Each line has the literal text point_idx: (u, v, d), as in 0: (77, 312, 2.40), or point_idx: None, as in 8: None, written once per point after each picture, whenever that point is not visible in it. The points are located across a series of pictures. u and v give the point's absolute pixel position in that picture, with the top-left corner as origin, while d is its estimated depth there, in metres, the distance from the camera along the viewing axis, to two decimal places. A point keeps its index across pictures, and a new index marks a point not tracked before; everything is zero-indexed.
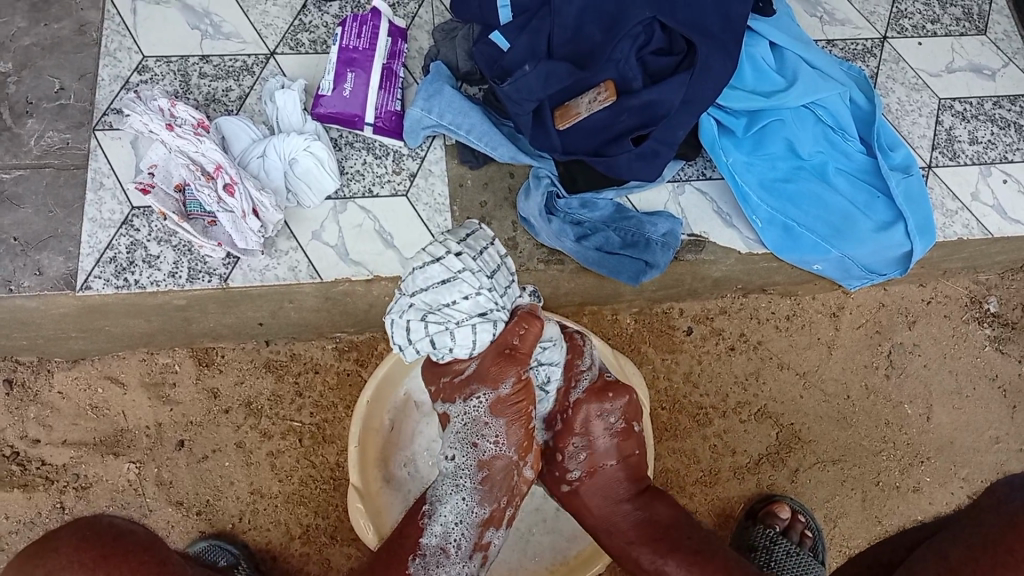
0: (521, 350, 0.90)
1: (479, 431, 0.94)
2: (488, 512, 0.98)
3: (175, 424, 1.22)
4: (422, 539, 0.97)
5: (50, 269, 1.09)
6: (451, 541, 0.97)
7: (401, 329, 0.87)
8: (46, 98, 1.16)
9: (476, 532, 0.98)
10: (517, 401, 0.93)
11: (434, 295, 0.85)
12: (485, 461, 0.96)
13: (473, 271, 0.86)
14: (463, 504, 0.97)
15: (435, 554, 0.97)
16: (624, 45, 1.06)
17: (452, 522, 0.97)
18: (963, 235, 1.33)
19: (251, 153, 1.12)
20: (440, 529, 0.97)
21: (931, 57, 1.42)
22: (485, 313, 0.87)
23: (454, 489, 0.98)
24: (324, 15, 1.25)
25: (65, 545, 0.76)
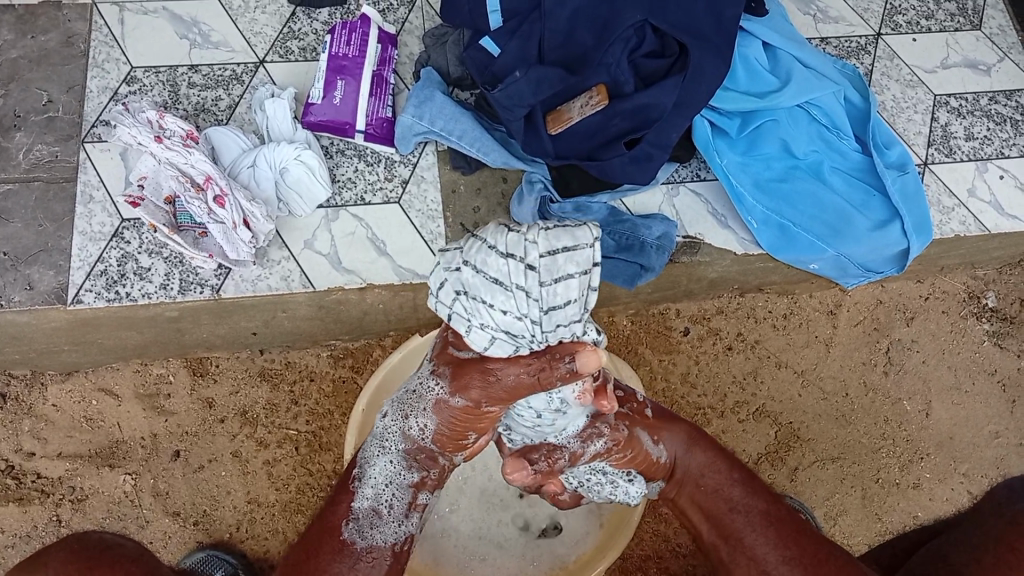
0: (500, 387, 0.77)
1: (415, 404, 0.84)
2: (419, 477, 0.87)
3: (171, 435, 1.21)
4: (354, 502, 0.85)
5: (40, 283, 1.08)
6: (384, 501, 0.85)
7: (434, 279, 0.74)
8: (34, 111, 1.15)
9: (410, 494, 0.86)
10: (466, 416, 0.82)
11: (481, 286, 0.71)
12: (411, 437, 0.86)
13: (528, 296, 0.70)
14: (396, 467, 0.87)
15: (366, 514, 0.84)
16: (616, 49, 1.06)
17: (382, 484, 0.86)
18: (960, 232, 1.32)
19: (241, 163, 1.12)
20: (372, 491, 0.85)
21: (926, 53, 1.41)
22: (514, 338, 0.73)
23: (384, 451, 0.87)
24: (313, 21, 1.24)
25: (55, 560, 0.73)
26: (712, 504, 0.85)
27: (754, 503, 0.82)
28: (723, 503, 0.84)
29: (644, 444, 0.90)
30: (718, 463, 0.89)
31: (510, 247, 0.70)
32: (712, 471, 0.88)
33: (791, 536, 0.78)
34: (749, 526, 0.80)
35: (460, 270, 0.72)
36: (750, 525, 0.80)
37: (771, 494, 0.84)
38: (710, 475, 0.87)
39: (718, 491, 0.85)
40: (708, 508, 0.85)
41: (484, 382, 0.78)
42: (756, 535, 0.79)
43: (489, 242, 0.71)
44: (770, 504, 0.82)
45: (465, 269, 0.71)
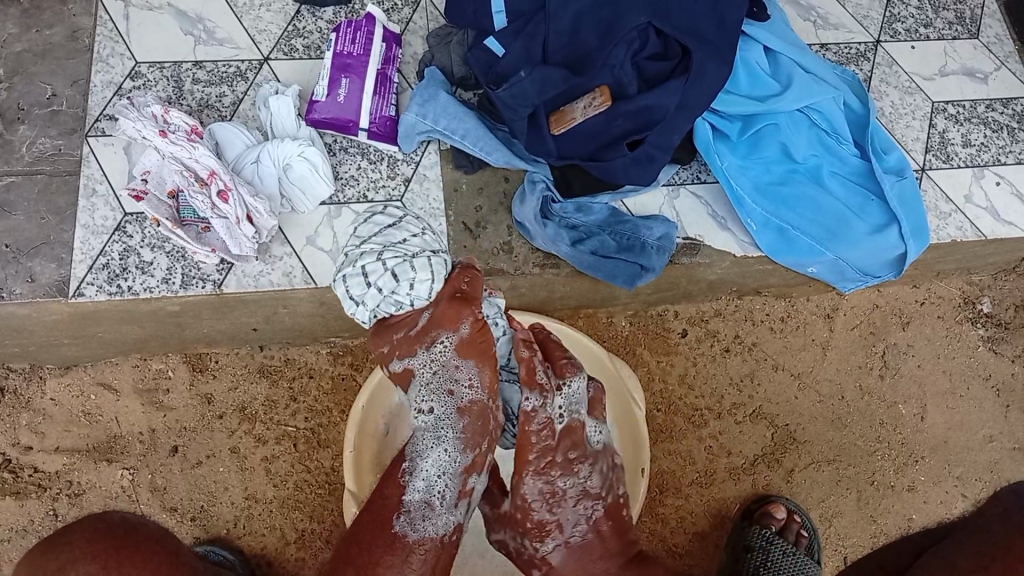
0: (472, 294, 0.96)
1: (448, 377, 0.95)
2: (469, 459, 0.95)
3: (169, 430, 1.21)
4: (405, 496, 0.92)
5: (42, 276, 1.08)
6: (435, 493, 0.92)
7: (356, 285, 0.95)
8: (38, 105, 1.15)
9: (461, 480, 0.95)
10: (480, 338, 0.95)
11: (381, 240, 0.98)
12: (462, 406, 0.95)
13: (414, 218, 1.02)
14: (445, 454, 0.94)
15: (418, 507, 0.91)
16: (619, 50, 1.06)
17: (435, 475, 0.93)
18: (956, 237, 1.34)
19: (244, 159, 1.12)
20: (424, 482, 0.93)
21: (924, 61, 1.42)
22: (430, 251, 0.98)
23: (433, 442, 0.94)
24: (318, 20, 1.25)
25: (80, 538, 0.74)
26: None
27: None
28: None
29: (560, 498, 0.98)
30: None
31: (379, 212, 1.04)
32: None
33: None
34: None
35: (361, 251, 0.97)
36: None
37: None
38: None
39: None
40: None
41: (461, 301, 0.95)
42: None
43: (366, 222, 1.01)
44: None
45: (363, 246, 0.98)
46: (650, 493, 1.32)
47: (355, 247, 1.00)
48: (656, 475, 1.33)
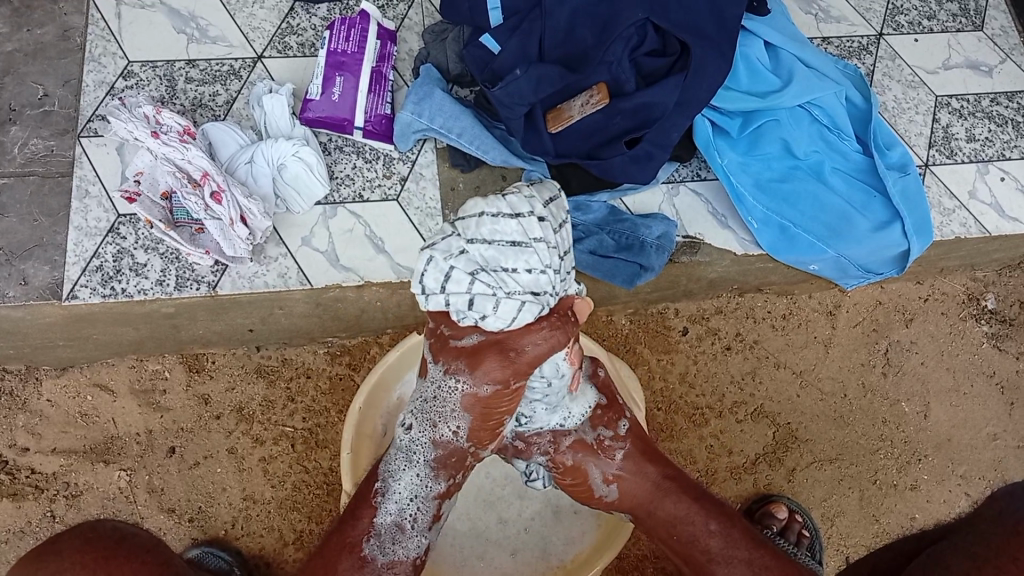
0: (523, 360, 0.82)
1: (438, 411, 0.87)
2: (444, 485, 0.93)
3: (166, 432, 1.20)
4: (377, 518, 0.90)
5: (35, 278, 1.07)
6: (407, 517, 0.90)
7: (438, 272, 0.79)
8: (30, 105, 1.14)
9: (434, 505, 0.92)
10: (494, 400, 0.86)
11: (488, 248, 0.79)
12: (442, 442, 0.89)
13: (544, 246, 0.80)
14: (419, 478, 0.91)
15: (390, 531, 0.90)
16: (617, 47, 1.05)
17: (407, 499, 0.91)
18: (960, 234, 1.32)
19: (238, 159, 1.11)
20: (396, 505, 0.90)
21: (928, 54, 1.40)
22: (536, 295, 0.80)
23: (408, 466, 0.91)
24: (312, 17, 1.24)
25: (69, 548, 0.73)
26: (694, 556, 0.92)
27: (736, 553, 0.90)
28: (702, 554, 0.91)
29: (594, 477, 0.98)
30: (696, 515, 0.93)
31: (504, 198, 0.81)
32: (690, 523, 0.93)
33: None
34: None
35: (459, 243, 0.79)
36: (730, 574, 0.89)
37: (749, 539, 0.91)
38: (686, 527, 0.93)
39: (696, 544, 0.92)
40: (689, 554, 0.93)
41: (507, 361, 0.82)
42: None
43: (487, 211, 0.79)
44: (753, 551, 0.90)
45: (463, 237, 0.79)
46: None
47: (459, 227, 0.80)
48: None
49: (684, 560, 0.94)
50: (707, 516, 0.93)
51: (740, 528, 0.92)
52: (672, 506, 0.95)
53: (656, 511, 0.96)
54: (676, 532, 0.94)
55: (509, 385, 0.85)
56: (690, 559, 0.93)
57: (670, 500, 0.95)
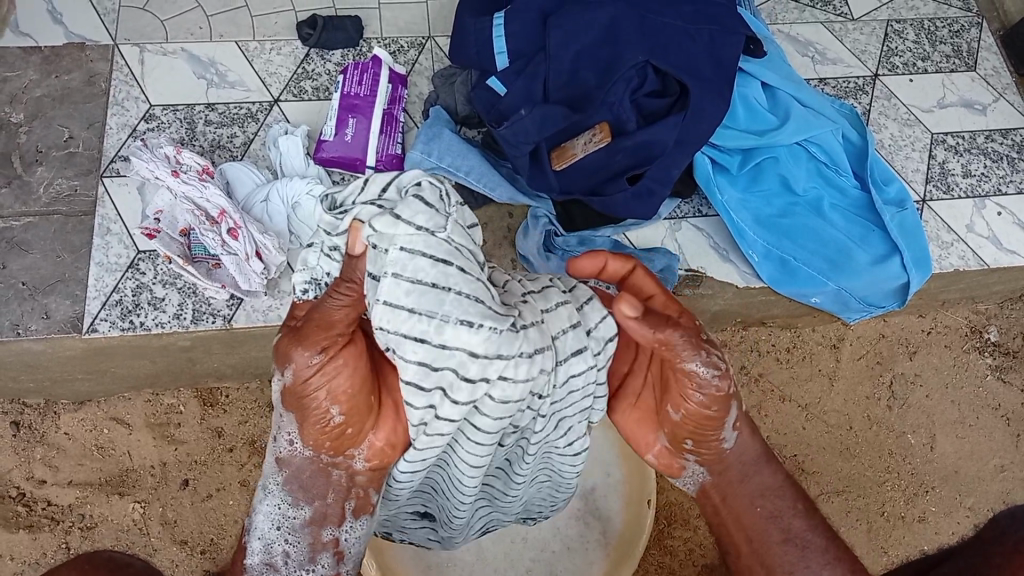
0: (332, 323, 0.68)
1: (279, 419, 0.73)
2: (314, 511, 0.76)
3: (180, 464, 1.22)
4: (247, 558, 0.76)
5: (57, 312, 1.11)
6: (275, 552, 0.76)
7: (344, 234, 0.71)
8: (56, 147, 1.19)
9: (306, 534, 0.76)
10: (313, 391, 0.68)
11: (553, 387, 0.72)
12: (287, 460, 0.74)
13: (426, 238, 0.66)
14: (278, 508, 0.75)
15: (261, 570, 0.76)
16: (618, 88, 1.11)
17: (271, 532, 0.75)
18: (959, 266, 1.34)
19: (254, 198, 1.15)
20: (260, 541, 0.75)
21: (922, 93, 1.44)
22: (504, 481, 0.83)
23: (262, 494, 0.76)
24: (327, 62, 1.29)
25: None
26: (765, 533, 0.80)
27: (813, 540, 0.78)
28: (779, 532, 0.79)
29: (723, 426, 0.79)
30: (783, 490, 0.81)
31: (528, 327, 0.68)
32: (776, 498, 0.81)
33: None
34: (804, 564, 0.77)
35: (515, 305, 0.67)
36: (805, 559, 0.78)
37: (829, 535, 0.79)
38: (771, 502, 0.81)
39: (777, 521, 0.80)
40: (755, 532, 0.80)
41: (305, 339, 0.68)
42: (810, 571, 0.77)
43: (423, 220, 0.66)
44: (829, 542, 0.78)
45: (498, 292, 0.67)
46: (656, 524, 1.29)
47: (442, 216, 0.68)
48: (665, 506, 1.30)
49: (744, 535, 0.81)
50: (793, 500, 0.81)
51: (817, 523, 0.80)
52: (763, 482, 0.82)
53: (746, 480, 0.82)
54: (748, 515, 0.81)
55: (308, 363, 0.67)
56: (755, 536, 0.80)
57: (766, 472, 0.82)
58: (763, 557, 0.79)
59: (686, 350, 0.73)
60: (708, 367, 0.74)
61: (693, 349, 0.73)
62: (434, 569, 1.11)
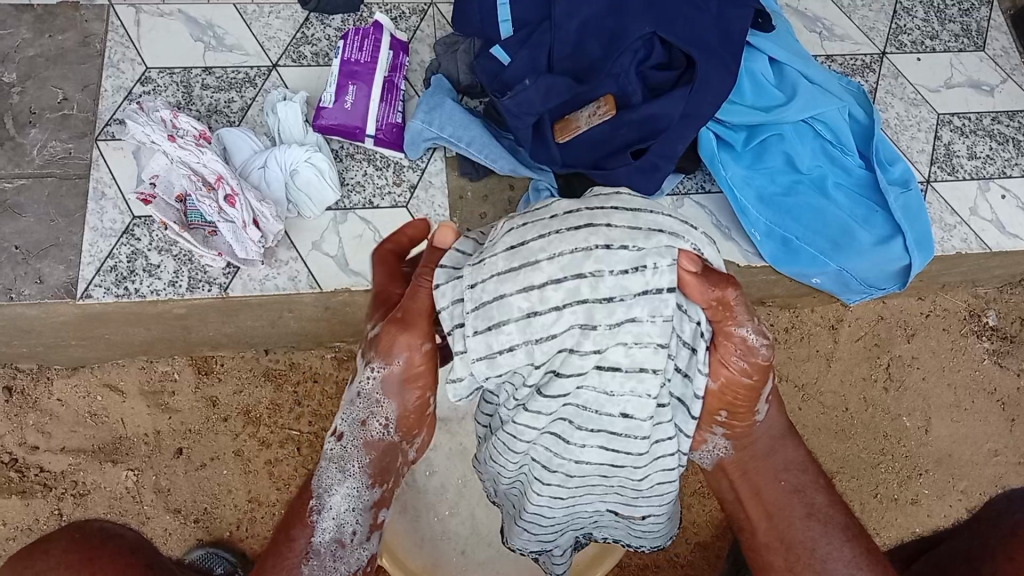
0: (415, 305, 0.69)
1: (363, 402, 0.74)
2: (383, 491, 0.81)
3: (174, 432, 1.21)
4: (313, 536, 0.78)
5: (50, 277, 1.09)
6: (346, 532, 0.79)
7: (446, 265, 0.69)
8: (49, 108, 1.17)
9: (370, 515, 0.80)
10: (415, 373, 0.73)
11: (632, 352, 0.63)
12: (372, 444, 0.76)
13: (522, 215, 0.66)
14: (355, 490, 0.79)
15: (330, 549, 0.78)
16: (624, 60, 1.08)
17: (344, 513, 0.78)
18: (961, 249, 1.33)
19: (252, 164, 1.13)
20: (334, 522, 0.78)
21: (930, 73, 1.43)
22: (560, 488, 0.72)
23: (341, 476, 0.78)
24: (327, 27, 1.27)
25: (56, 547, 0.73)
26: (788, 509, 0.80)
27: (834, 515, 0.79)
28: (802, 507, 0.79)
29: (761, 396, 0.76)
30: (807, 467, 0.82)
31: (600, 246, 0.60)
32: (799, 472, 0.81)
33: (864, 554, 0.77)
34: (827, 539, 0.78)
35: (614, 234, 0.61)
36: (828, 536, 0.78)
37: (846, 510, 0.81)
38: (796, 476, 0.81)
39: (800, 495, 0.80)
40: (784, 509, 0.80)
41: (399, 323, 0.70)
42: (835, 550, 0.77)
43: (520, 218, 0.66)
44: (847, 519, 0.80)
45: (613, 222, 0.62)
46: None
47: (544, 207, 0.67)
48: None
49: (763, 511, 0.81)
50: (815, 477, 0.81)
51: (832, 499, 0.81)
52: (787, 458, 0.82)
53: (771, 456, 0.81)
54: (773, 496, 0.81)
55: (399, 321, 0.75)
56: (780, 514, 0.80)
57: (790, 446, 0.82)
58: (785, 533, 0.79)
59: (740, 313, 0.68)
60: (758, 335, 0.69)
61: (748, 313, 0.68)
62: (429, 542, 1.11)
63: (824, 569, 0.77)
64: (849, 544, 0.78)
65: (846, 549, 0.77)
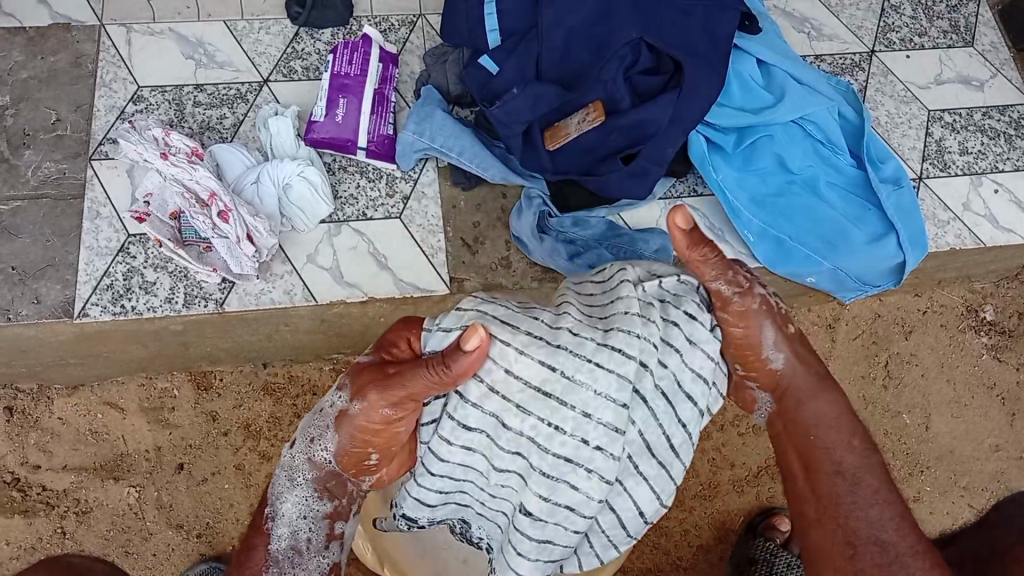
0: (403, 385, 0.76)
1: (318, 424, 0.84)
2: (333, 506, 0.87)
3: (175, 448, 1.22)
4: (269, 543, 0.85)
5: (48, 297, 1.10)
6: (301, 539, 0.85)
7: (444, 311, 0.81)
8: (43, 130, 1.18)
9: (325, 526, 0.87)
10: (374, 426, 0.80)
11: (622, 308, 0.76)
12: (318, 463, 0.85)
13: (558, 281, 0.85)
14: (305, 498, 0.86)
15: (288, 556, 0.85)
16: (612, 66, 1.09)
17: (297, 520, 0.86)
18: (955, 245, 1.34)
19: (245, 180, 1.14)
20: (289, 529, 0.85)
21: (920, 70, 1.43)
22: (536, 418, 0.72)
23: (290, 486, 0.86)
24: (317, 42, 1.28)
25: None
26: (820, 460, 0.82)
27: (864, 477, 0.80)
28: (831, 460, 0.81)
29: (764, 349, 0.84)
30: (842, 423, 0.83)
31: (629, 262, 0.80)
32: (834, 429, 0.83)
33: (893, 518, 0.78)
34: (854, 494, 0.79)
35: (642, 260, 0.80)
36: (855, 494, 0.79)
37: (883, 469, 0.81)
38: (828, 433, 0.83)
39: (831, 453, 0.82)
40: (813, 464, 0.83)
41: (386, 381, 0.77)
42: (861, 509, 0.79)
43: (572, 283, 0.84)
44: (883, 481, 0.80)
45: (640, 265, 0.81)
46: None
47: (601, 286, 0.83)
48: None
49: (801, 467, 0.84)
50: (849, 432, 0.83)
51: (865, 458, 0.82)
52: (817, 413, 0.84)
53: (808, 402, 0.85)
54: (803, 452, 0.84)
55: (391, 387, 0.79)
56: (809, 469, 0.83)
57: (823, 401, 0.84)
58: (815, 489, 0.82)
59: (711, 267, 0.81)
60: (728, 283, 0.82)
61: (716, 264, 0.81)
62: None
63: (849, 527, 0.79)
64: (877, 506, 0.79)
65: (874, 510, 0.78)
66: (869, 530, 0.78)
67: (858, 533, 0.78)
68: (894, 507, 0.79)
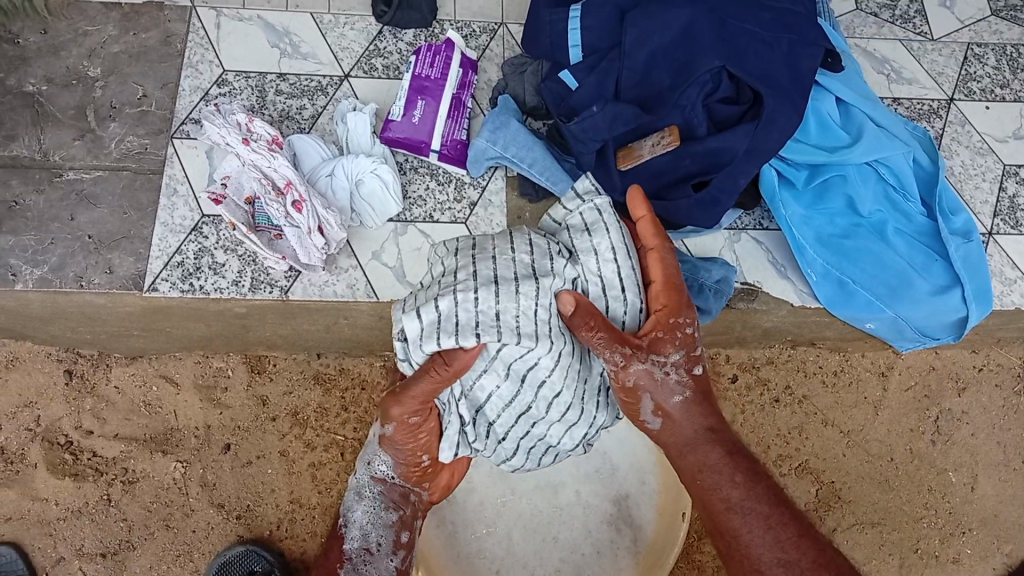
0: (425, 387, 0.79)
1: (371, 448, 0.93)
2: (400, 514, 0.93)
3: (223, 427, 1.24)
4: (345, 547, 0.91)
5: (120, 268, 1.12)
6: (373, 541, 0.91)
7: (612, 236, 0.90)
8: (129, 105, 1.21)
9: (394, 533, 0.92)
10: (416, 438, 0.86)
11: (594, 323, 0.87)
12: (382, 478, 0.93)
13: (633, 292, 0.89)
14: (373, 508, 0.93)
15: (360, 556, 0.91)
16: (691, 92, 1.10)
17: (368, 525, 0.92)
18: (1021, 305, 1.31)
19: (320, 172, 1.16)
20: (359, 532, 0.92)
21: (998, 123, 1.41)
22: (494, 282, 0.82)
23: (356, 498, 0.93)
24: (399, 42, 1.29)
25: None
26: (711, 504, 0.79)
27: (756, 505, 0.76)
28: (721, 501, 0.78)
29: (646, 402, 0.85)
30: (725, 464, 0.80)
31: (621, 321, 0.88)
32: (717, 471, 0.80)
33: (790, 539, 0.74)
34: (749, 529, 0.75)
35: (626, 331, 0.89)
36: (749, 525, 0.76)
37: (775, 496, 0.77)
38: (712, 475, 0.80)
39: (717, 492, 0.79)
40: (708, 510, 0.80)
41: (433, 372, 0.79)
42: (755, 536, 0.75)
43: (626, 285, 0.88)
44: (774, 508, 0.76)
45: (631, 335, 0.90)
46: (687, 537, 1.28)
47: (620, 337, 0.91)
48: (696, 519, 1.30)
49: (703, 511, 0.81)
50: (733, 468, 0.79)
51: (750, 492, 0.77)
52: (700, 459, 0.82)
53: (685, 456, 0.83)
54: (702, 506, 0.81)
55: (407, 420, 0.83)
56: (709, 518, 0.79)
57: (705, 449, 0.82)
58: (716, 527, 0.78)
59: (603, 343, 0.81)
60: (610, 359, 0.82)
61: (605, 345, 0.81)
62: (465, 558, 1.11)
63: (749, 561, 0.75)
64: (772, 530, 0.75)
65: (768, 535, 0.74)
66: (769, 555, 0.73)
67: (765, 561, 0.74)
68: (790, 542, 0.74)
